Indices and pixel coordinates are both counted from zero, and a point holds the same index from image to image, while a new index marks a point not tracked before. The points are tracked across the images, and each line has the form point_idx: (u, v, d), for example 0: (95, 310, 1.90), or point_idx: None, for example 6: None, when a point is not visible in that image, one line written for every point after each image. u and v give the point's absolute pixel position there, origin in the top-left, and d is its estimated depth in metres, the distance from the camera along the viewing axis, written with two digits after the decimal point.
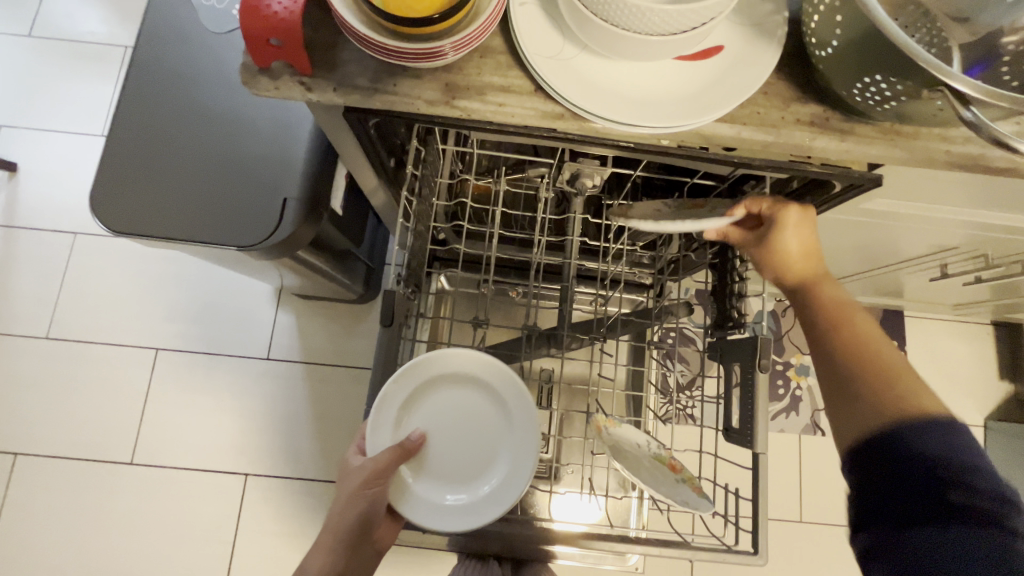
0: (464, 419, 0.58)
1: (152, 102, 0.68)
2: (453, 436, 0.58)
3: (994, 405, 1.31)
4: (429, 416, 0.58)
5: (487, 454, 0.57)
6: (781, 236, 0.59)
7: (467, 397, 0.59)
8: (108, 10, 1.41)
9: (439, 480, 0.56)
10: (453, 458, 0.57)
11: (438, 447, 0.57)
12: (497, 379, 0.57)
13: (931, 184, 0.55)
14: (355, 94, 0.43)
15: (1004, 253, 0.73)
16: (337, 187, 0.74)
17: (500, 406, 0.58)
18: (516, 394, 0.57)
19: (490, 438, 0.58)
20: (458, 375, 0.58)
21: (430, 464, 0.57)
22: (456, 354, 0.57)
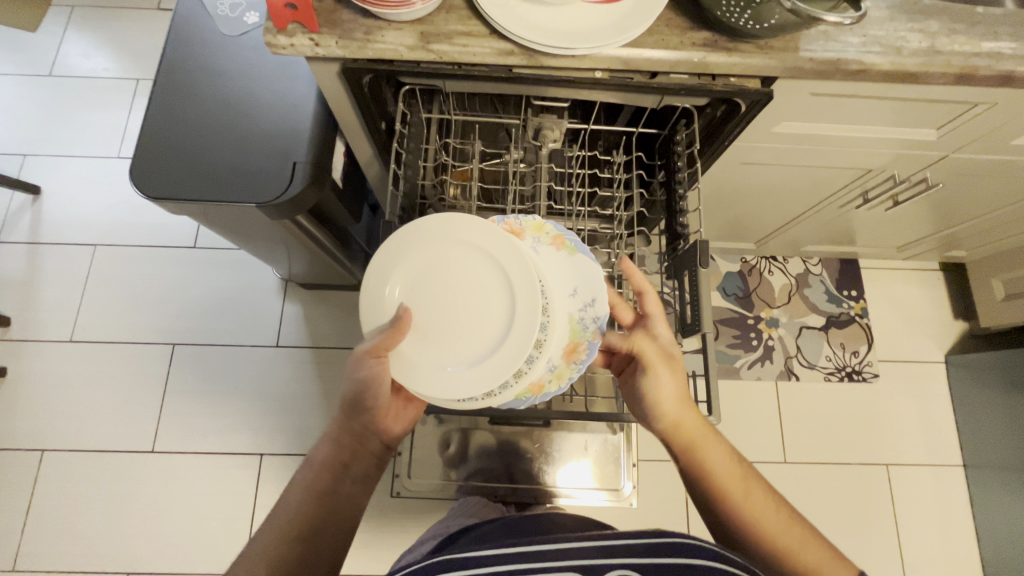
0: (462, 284, 0.65)
1: (178, 92, 0.81)
2: (452, 302, 0.65)
3: (953, 340, 1.41)
4: (426, 284, 0.65)
5: (492, 312, 0.64)
6: (654, 396, 0.68)
7: (461, 264, 0.66)
8: (119, 50, 1.58)
9: (455, 349, 0.64)
10: (459, 322, 0.65)
11: (439, 321, 0.65)
12: (484, 240, 0.65)
13: (820, 101, 0.69)
14: (352, 46, 0.58)
15: (909, 170, 0.86)
16: (335, 161, 0.87)
17: (493, 264, 0.65)
18: (504, 250, 0.64)
19: (492, 298, 0.65)
20: (445, 243, 0.65)
21: (439, 337, 0.64)
22: (440, 219, 0.65)
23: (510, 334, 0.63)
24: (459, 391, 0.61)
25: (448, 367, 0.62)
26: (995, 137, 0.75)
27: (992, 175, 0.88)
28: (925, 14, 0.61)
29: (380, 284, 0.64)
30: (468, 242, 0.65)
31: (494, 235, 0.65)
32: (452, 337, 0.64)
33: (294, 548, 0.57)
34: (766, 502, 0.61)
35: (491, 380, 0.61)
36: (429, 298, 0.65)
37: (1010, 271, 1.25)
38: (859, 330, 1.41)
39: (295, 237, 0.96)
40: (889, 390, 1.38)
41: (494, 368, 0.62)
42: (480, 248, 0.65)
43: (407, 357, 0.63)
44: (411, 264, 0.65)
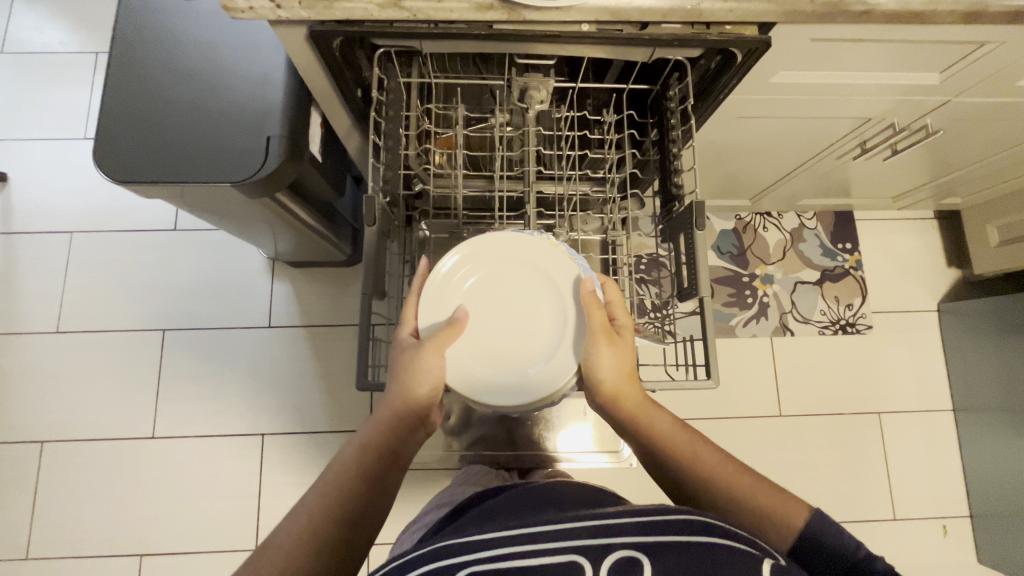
0: (517, 301, 0.69)
1: (137, 65, 0.75)
2: (505, 316, 0.68)
3: (946, 289, 1.42)
4: (485, 291, 0.69)
5: (538, 334, 0.68)
6: (593, 370, 0.63)
7: (522, 282, 0.69)
8: (73, 20, 1.47)
9: (510, 358, 0.67)
10: (504, 335, 0.67)
11: (492, 331, 0.67)
12: (553, 267, 0.68)
13: (819, 47, 0.65)
14: (319, 6, 0.54)
15: (910, 117, 0.83)
16: (313, 134, 0.83)
17: (554, 291, 0.68)
18: (569, 280, 0.68)
19: (542, 319, 0.68)
20: (512, 260, 0.69)
21: (492, 347, 0.67)
22: (509, 238, 0.69)
23: (549, 358, 0.66)
24: (486, 400, 0.65)
25: (483, 377, 0.66)
26: (1000, 78, 0.72)
27: (993, 119, 0.85)
28: None
29: (449, 279, 0.68)
30: (535, 264, 0.69)
31: (562, 264, 0.68)
32: (496, 348, 0.67)
33: (336, 534, 0.55)
34: (711, 456, 0.61)
35: (519, 397, 0.65)
36: (485, 306, 0.68)
37: (1005, 216, 1.24)
38: (853, 283, 1.41)
39: (277, 215, 0.93)
40: (882, 341, 1.40)
41: (524, 386, 0.66)
42: (537, 267, 0.69)
43: (456, 359, 0.65)
44: (479, 270, 0.69)
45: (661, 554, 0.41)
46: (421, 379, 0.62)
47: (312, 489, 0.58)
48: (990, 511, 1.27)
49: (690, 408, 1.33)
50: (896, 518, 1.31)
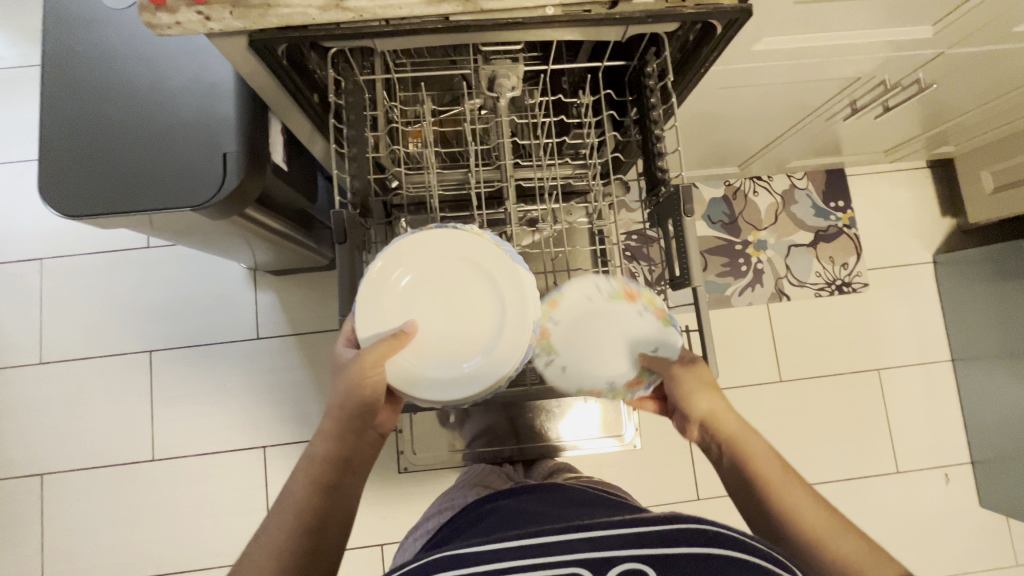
0: (455, 295, 0.63)
1: (71, 86, 0.70)
2: (441, 312, 0.63)
3: (941, 239, 1.39)
4: (420, 290, 0.63)
5: (478, 326, 0.63)
6: (686, 395, 0.64)
7: (453, 276, 0.63)
8: (10, 31, 1.38)
9: (448, 358, 0.62)
10: (444, 333, 0.63)
11: (431, 331, 0.62)
12: (483, 254, 0.63)
13: (802, 8, 0.60)
14: (251, 15, 0.49)
15: (902, 72, 0.79)
16: (274, 143, 0.78)
17: (488, 281, 0.63)
18: (502, 267, 0.63)
19: (480, 311, 0.63)
20: (442, 252, 0.63)
21: (429, 347, 0.62)
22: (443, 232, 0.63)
23: (493, 350, 0.62)
24: (435, 397, 0.61)
25: (427, 374, 0.61)
26: (996, 25, 0.68)
27: (989, 66, 0.81)
28: None
29: (381, 283, 0.62)
30: (465, 255, 0.63)
31: (493, 252, 0.63)
32: (438, 346, 0.62)
33: (303, 549, 0.54)
34: (798, 498, 0.58)
35: (467, 392, 0.61)
36: (423, 305, 0.63)
37: (998, 162, 1.21)
38: (847, 241, 1.39)
39: (247, 230, 0.89)
40: (878, 297, 1.38)
41: (470, 381, 0.61)
42: (476, 263, 0.63)
43: (396, 364, 0.61)
44: (410, 270, 0.63)
45: (671, 564, 0.41)
46: (361, 386, 0.59)
47: (274, 509, 0.57)
48: (991, 456, 1.29)
49: None
50: (898, 470, 1.32)
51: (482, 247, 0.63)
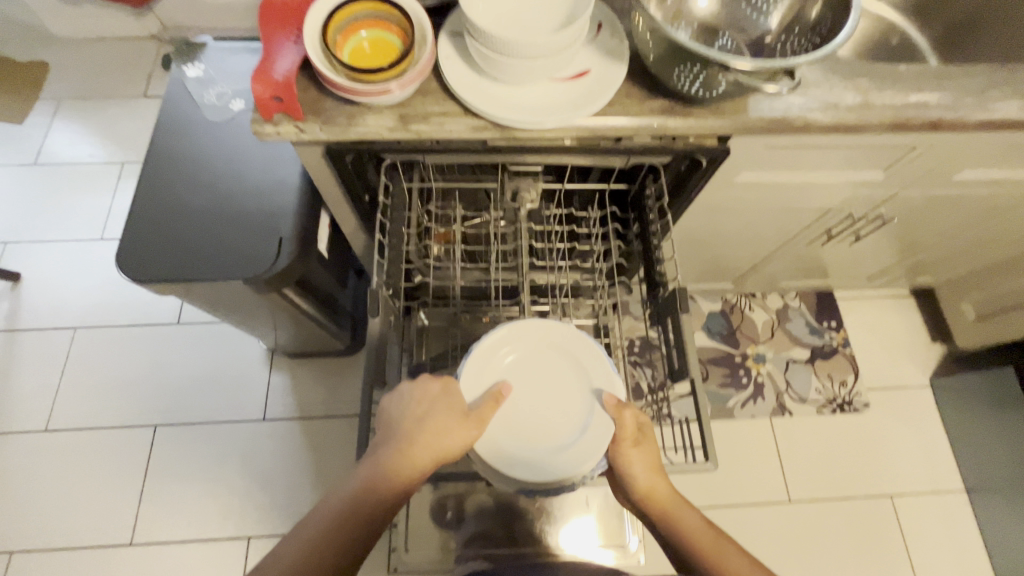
0: (549, 381, 0.70)
1: (165, 177, 0.84)
2: (536, 398, 0.69)
3: (935, 364, 1.44)
4: (520, 372, 0.70)
5: (566, 418, 0.67)
6: (629, 477, 0.66)
7: (553, 366, 0.70)
8: (105, 138, 1.64)
9: (539, 440, 0.66)
10: (533, 417, 0.67)
11: (524, 414, 0.67)
12: (586, 353, 0.70)
13: (775, 152, 0.74)
14: (335, 130, 0.60)
15: (865, 207, 0.92)
16: (321, 233, 0.90)
17: (585, 379, 0.69)
18: (601, 368, 0.69)
19: (571, 405, 0.68)
20: (548, 343, 0.71)
21: (522, 428, 0.67)
22: (544, 325, 0.71)
23: (572, 447, 0.65)
24: (510, 475, 0.64)
25: (507, 453, 0.65)
26: (936, 175, 0.82)
27: (940, 208, 0.94)
28: (855, 73, 0.66)
29: (490, 355, 0.69)
30: (568, 347, 0.71)
31: (588, 346, 0.70)
32: (526, 429, 0.67)
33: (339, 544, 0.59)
34: (735, 559, 0.62)
35: (538, 481, 0.64)
36: (518, 386, 0.69)
37: (976, 293, 1.30)
38: (844, 361, 1.44)
39: (281, 307, 0.97)
40: (882, 418, 1.39)
41: (545, 470, 0.64)
42: (570, 354, 0.70)
43: (491, 438, 0.65)
44: (511, 352, 0.70)
45: None
46: (451, 438, 0.62)
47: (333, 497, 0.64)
48: None
49: (696, 495, 1.29)
50: None
51: (576, 339, 0.71)
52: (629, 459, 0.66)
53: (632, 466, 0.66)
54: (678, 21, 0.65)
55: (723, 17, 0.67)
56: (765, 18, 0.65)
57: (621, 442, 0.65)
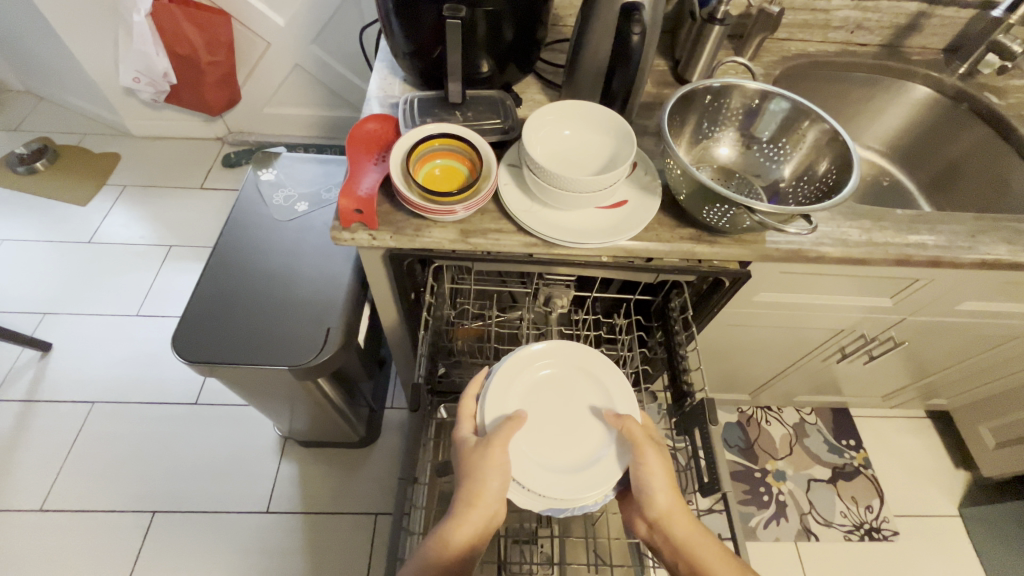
0: (570, 400, 0.74)
1: (230, 266, 0.93)
2: (557, 416, 0.72)
3: (962, 492, 1.40)
4: (539, 392, 0.73)
5: (591, 431, 0.71)
6: (646, 485, 0.64)
7: (567, 382, 0.75)
8: (159, 222, 1.78)
9: (565, 458, 0.68)
10: (559, 434, 0.70)
11: (549, 432, 0.70)
12: (594, 364, 0.76)
13: (791, 277, 0.81)
14: (403, 239, 0.68)
15: (876, 330, 0.97)
16: (363, 325, 0.95)
17: (599, 388, 0.74)
18: (614, 378, 0.75)
19: (592, 416, 0.72)
20: (561, 361, 0.76)
21: (548, 445, 0.69)
22: (564, 346, 0.76)
23: (606, 454, 0.68)
24: (542, 493, 0.65)
25: (546, 472, 0.66)
26: (940, 304, 0.88)
27: (947, 334, 1.00)
28: (858, 215, 0.75)
29: (515, 373, 0.73)
30: (575, 362, 0.76)
31: (605, 366, 0.75)
32: (555, 446, 0.69)
33: None
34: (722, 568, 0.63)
35: (585, 496, 0.65)
36: (540, 404, 0.72)
37: (993, 419, 1.30)
38: (867, 483, 1.40)
39: (312, 394, 0.99)
40: (914, 550, 1.31)
41: (587, 482, 0.66)
42: (589, 373, 0.75)
43: (521, 455, 0.67)
44: (534, 370, 0.74)
45: None
46: (494, 477, 0.63)
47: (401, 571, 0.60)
48: None
49: None
50: None
51: (593, 359, 0.76)
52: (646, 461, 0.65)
53: (650, 470, 0.64)
54: (699, 165, 0.78)
55: (742, 162, 0.79)
56: (778, 166, 0.76)
57: (639, 449, 0.65)
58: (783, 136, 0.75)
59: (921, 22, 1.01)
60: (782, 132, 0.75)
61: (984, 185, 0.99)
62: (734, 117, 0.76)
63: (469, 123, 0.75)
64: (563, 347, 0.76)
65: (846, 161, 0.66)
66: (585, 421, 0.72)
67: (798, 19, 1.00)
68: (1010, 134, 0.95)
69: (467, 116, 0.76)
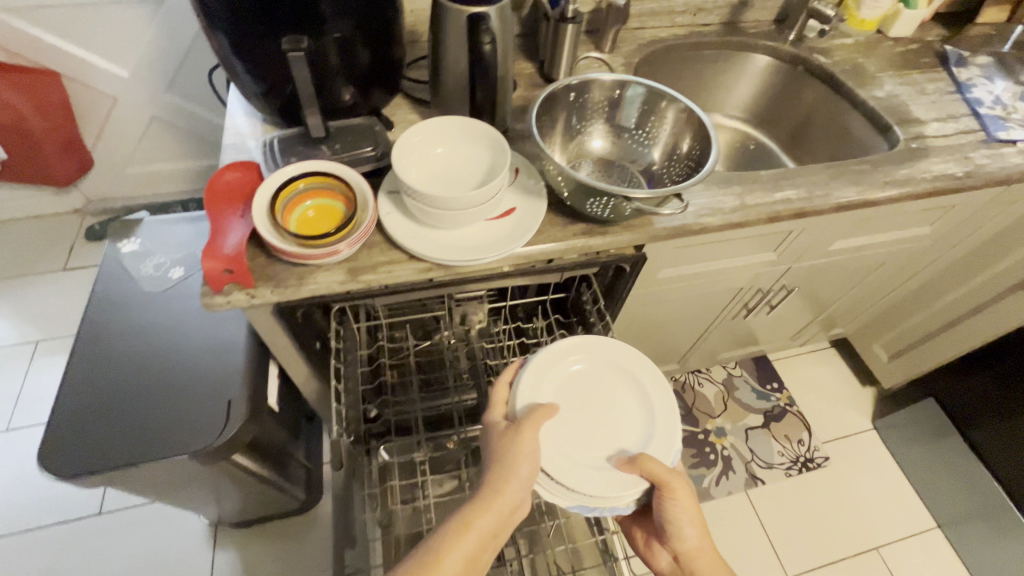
0: (604, 395, 0.73)
1: (99, 356, 0.82)
2: (591, 411, 0.71)
3: (872, 407, 1.55)
4: (572, 387, 0.73)
5: (625, 428, 0.70)
6: (671, 524, 0.67)
7: (602, 378, 0.74)
8: (19, 316, 1.55)
9: (601, 453, 0.67)
10: (593, 429, 0.69)
11: (583, 426, 0.69)
12: (631, 361, 0.75)
13: (684, 251, 0.85)
14: (286, 291, 0.62)
15: (770, 282, 1.05)
16: (272, 385, 0.88)
17: (634, 384, 0.74)
18: (650, 375, 0.74)
19: (627, 413, 0.72)
20: (596, 357, 0.76)
21: (582, 441, 0.68)
22: (597, 343, 0.76)
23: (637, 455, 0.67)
24: (574, 489, 0.63)
25: (578, 467, 0.65)
26: (816, 248, 0.97)
27: (828, 273, 1.10)
28: (729, 182, 0.80)
29: (547, 368, 0.72)
30: (612, 359, 0.75)
31: (641, 362, 0.75)
32: (589, 440, 0.68)
33: None
34: None
35: (620, 494, 0.64)
36: (574, 401, 0.72)
37: (881, 337, 1.46)
38: (794, 419, 1.51)
39: (230, 473, 0.90)
40: (844, 469, 1.44)
41: (621, 481, 0.65)
42: (622, 369, 0.75)
43: (554, 450, 0.66)
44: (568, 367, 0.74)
45: None
46: (522, 464, 0.62)
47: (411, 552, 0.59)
48: None
49: None
50: None
51: (628, 356, 0.76)
52: (670, 510, 0.66)
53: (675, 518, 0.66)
54: (577, 161, 0.80)
55: (615, 151, 0.82)
56: (648, 149, 0.80)
57: (666, 488, 0.64)
58: (646, 120, 0.78)
59: None
60: (645, 118, 0.78)
61: (832, 136, 1.10)
62: (598, 110, 0.78)
63: (340, 155, 0.71)
64: (597, 343, 0.76)
65: (702, 137, 0.70)
66: (619, 419, 0.71)
67: (645, 8, 1.06)
68: (840, 88, 1.07)
69: (336, 148, 0.72)
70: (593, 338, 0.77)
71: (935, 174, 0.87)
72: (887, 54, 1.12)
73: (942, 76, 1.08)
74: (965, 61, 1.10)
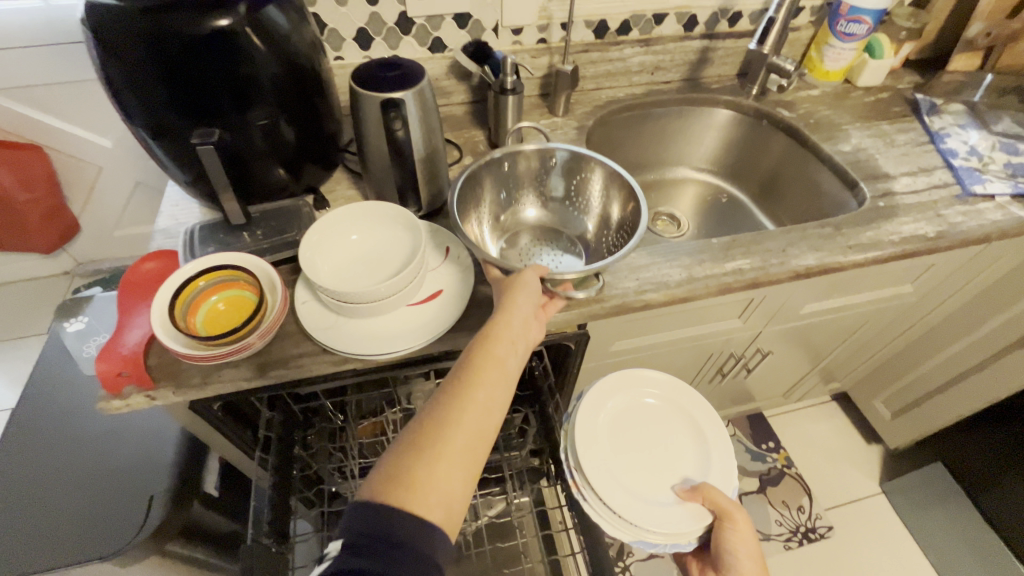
0: (660, 430, 0.76)
1: (38, 452, 0.83)
2: (647, 443, 0.74)
3: (878, 468, 1.44)
4: (628, 420, 0.76)
5: (680, 464, 0.73)
6: (729, 556, 0.62)
7: (661, 414, 0.78)
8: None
9: (657, 488, 0.70)
10: (648, 461, 0.72)
11: (639, 459, 0.72)
12: (687, 401, 0.79)
13: (634, 324, 0.80)
14: (189, 392, 0.59)
15: (742, 347, 0.99)
16: (209, 473, 0.84)
17: (689, 423, 0.77)
18: (705, 414, 0.77)
19: (682, 451, 0.74)
20: (652, 393, 0.79)
21: (638, 473, 0.71)
22: (652, 380, 0.80)
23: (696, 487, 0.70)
24: (632, 521, 0.65)
25: (635, 499, 0.67)
26: (785, 313, 0.91)
27: (807, 334, 1.03)
28: (676, 254, 0.76)
29: (604, 401, 0.77)
30: (676, 402, 0.78)
31: (695, 401, 0.79)
32: (643, 470, 0.71)
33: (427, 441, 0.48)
34: None
35: (678, 528, 0.65)
36: (629, 433, 0.75)
37: (881, 392, 1.36)
38: (794, 482, 1.38)
39: None
40: (849, 539, 1.32)
41: (678, 514, 0.66)
42: (677, 408, 0.78)
43: (611, 479, 0.69)
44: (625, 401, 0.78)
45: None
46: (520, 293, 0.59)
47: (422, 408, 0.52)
48: None
49: None
50: None
51: (681, 394, 0.79)
52: (728, 542, 0.63)
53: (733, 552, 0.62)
54: (510, 233, 0.78)
55: (552, 220, 0.80)
56: (581, 217, 0.78)
57: (728, 518, 0.64)
58: (576, 188, 0.77)
59: (709, 55, 1.10)
60: (574, 187, 0.77)
61: (802, 190, 1.06)
62: (527, 180, 0.77)
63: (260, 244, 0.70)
64: (654, 379, 0.80)
65: (632, 205, 0.69)
66: (672, 456, 0.73)
67: (599, 70, 1.05)
68: (804, 142, 1.03)
69: (258, 235, 0.71)
70: (648, 375, 0.81)
71: (904, 235, 0.81)
72: (855, 104, 1.09)
73: (913, 125, 1.03)
74: (937, 109, 1.05)
